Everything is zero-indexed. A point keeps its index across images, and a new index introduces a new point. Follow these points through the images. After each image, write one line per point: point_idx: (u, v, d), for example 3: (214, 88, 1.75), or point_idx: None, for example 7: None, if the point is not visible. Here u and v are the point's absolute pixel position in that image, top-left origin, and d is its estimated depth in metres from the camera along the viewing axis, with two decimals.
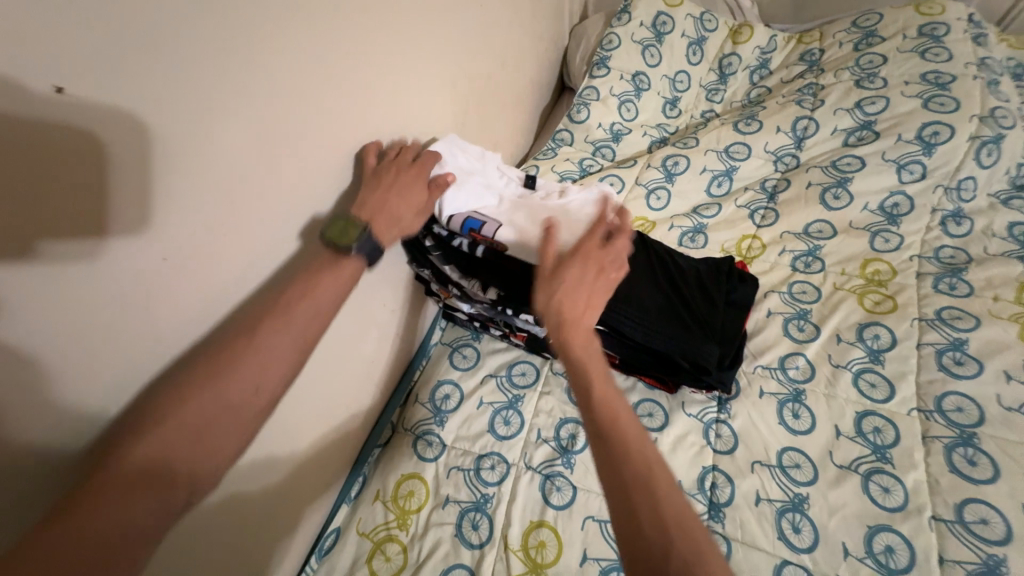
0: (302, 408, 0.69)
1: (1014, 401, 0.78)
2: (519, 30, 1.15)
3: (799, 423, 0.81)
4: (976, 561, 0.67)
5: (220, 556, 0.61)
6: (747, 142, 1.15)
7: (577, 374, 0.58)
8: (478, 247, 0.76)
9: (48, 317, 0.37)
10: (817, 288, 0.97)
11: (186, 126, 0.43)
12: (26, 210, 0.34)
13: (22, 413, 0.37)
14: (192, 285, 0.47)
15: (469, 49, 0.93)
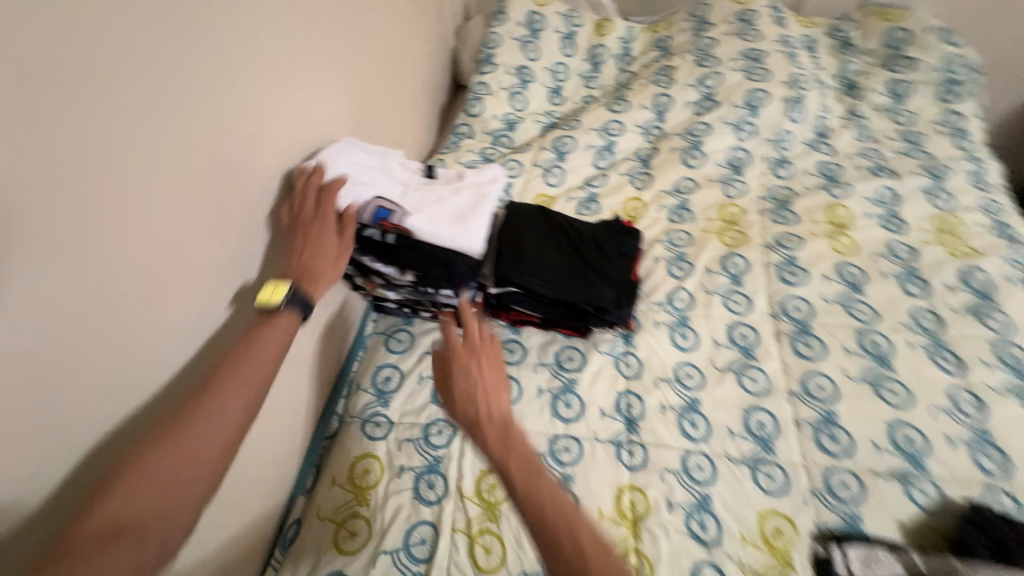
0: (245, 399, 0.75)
1: (831, 295, 1.02)
2: (405, 34, 1.23)
3: (687, 341, 1.00)
4: (817, 416, 0.89)
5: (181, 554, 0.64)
6: (620, 119, 1.34)
7: (505, 470, 0.62)
8: (389, 234, 0.80)
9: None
10: (689, 234, 1.17)
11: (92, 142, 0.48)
12: None
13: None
14: (107, 295, 0.52)
15: (359, 55, 0.99)
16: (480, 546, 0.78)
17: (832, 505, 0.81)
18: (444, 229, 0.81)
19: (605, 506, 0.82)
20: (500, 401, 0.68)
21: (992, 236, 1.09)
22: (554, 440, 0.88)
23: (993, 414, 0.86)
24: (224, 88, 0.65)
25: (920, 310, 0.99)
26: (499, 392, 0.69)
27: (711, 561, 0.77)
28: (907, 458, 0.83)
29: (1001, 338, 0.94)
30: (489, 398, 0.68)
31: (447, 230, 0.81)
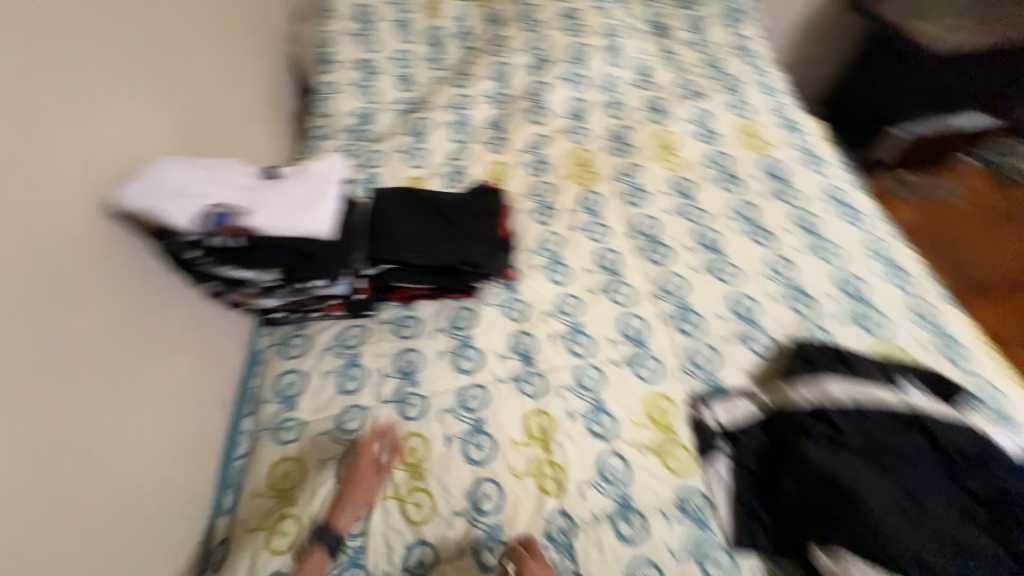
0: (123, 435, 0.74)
1: (670, 207, 1.20)
2: (242, 48, 1.23)
3: (562, 277, 1.11)
4: (674, 308, 1.04)
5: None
6: (467, 94, 1.44)
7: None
8: (239, 236, 0.79)
9: None
10: (549, 182, 1.30)
11: None
12: None
13: None
14: None
15: (194, 71, 0.99)
16: (410, 503, 0.83)
17: (697, 375, 0.97)
18: (286, 219, 0.81)
19: (516, 434, 0.90)
20: None
21: (784, 131, 1.32)
22: (461, 393, 0.95)
23: (800, 269, 1.06)
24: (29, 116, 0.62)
25: (739, 203, 1.18)
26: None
27: (613, 451, 0.89)
28: (745, 321, 1.01)
29: (798, 210, 1.16)
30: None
31: (293, 220, 0.81)
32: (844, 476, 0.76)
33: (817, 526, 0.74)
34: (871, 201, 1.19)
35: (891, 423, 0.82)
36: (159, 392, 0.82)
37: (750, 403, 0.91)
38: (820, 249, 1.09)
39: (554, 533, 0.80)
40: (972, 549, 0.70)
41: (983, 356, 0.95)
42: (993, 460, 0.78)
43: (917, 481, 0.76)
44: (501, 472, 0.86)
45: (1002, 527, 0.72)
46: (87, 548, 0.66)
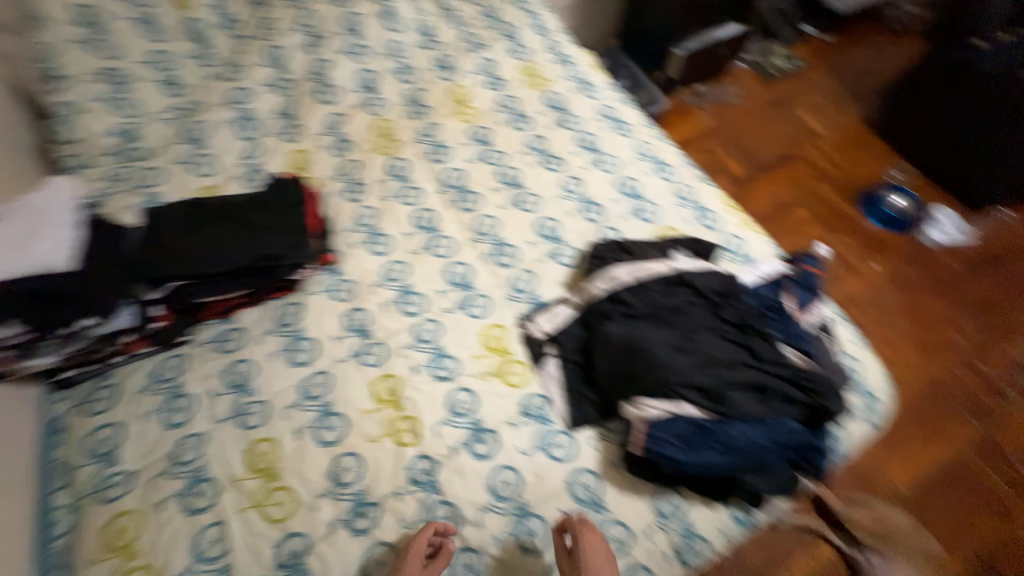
0: None
1: (472, 156, 1.27)
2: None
3: (383, 247, 1.13)
4: (490, 246, 1.13)
5: None
6: (243, 86, 1.34)
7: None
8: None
9: None
10: (355, 159, 1.28)
11: None
12: None
13: None
14: None
15: None
16: (271, 504, 0.83)
17: (521, 298, 1.07)
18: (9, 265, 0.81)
19: (365, 404, 0.93)
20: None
21: (559, 65, 1.46)
22: (303, 385, 0.94)
23: (587, 183, 1.22)
24: None
25: (531, 138, 1.30)
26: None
27: (459, 386, 0.96)
28: (552, 240, 1.14)
29: (578, 133, 1.30)
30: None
31: (19, 257, 0.82)
32: (632, 338, 0.94)
33: (621, 384, 0.91)
34: (637, 112, 1.38)
35: (666, 287, 1.01)
36: None
37: (567, 306, 1.04)
38: (600, 162, 1.25)
39: (419, 476, 0.86)
40: (725, 360, 0.90)
41: (729, 216, 1.19)
42: (735, 292, 1.00)
43: (686, 325, 0.96)
44: (357, 442, 0.89)
45: (749, 339, 0.94)
46: None
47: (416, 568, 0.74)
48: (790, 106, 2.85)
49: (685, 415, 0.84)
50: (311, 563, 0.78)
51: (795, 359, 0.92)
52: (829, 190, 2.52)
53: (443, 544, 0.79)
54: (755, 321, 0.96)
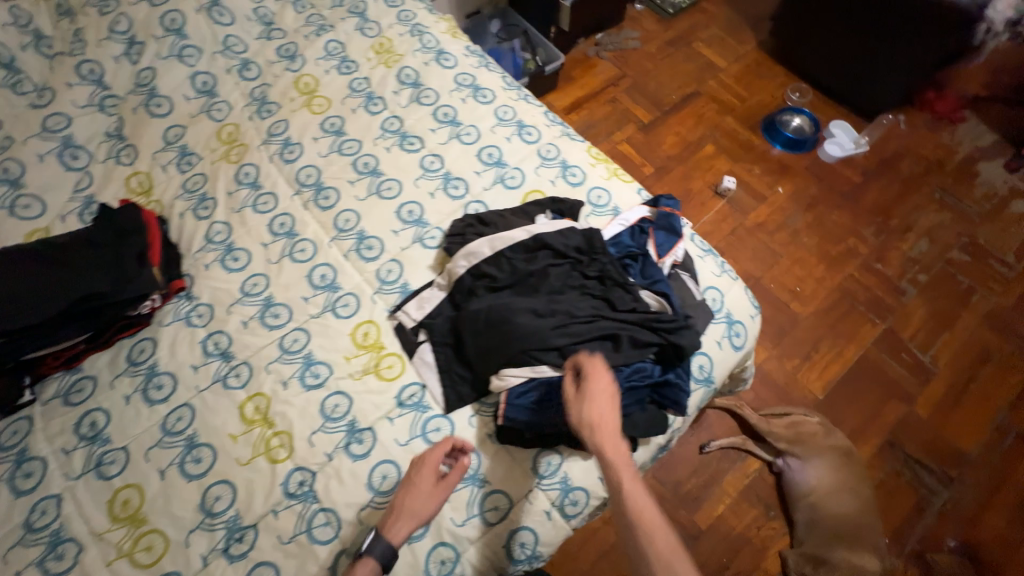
0: None
1: (326, 148, 1.20)
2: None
3: (239, 262, 1.07)
4: (353, 241, 1.09)
5: None
6: (59, 111, 1.21)
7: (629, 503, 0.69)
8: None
9: None
10: (202, 172, 1.19)
11: None
12: None
13: None
14: None
15: None
16: (141, 549, 0.80)
17: (389, 290, 1.04)
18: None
19: (234, 429, 0.90)
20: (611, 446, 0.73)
21: (411, 37, 1.38)
22: (163, 422, 0.90)
23: (446, 158, 1.18)
24: None
25: (386, 120, 1.24)
26: (612, 428, 0.74)
27: (333, 392, 0.94)
28: (415, 224, 1.10)
29: (435, 107, 1.25)
30: (607, 435, 0.74)
31: None
32: (494, 311, 0.93)
33: (486, 359, 0.90)
34: (497, 76, 1.33)
35: (527, 254, 1.00)
36: None
37: (435, 289, 1.02)
38: (460, 134, 1.21)
39: (294, 489, 0.85)
40: (583, 318, 0.90)
41: (594, 169, 1.19)
42: (597, 246, 0.99)
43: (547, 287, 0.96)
44: (227, 469, 0.86)
45: (609, 291, 0.95)
46: None
47: (429, 482, 0.80)
48: (689, 43, 2.84)
49: (542, 379, 0.87)
50: None
51: (652, 302, 0.94)
52: (733, 123, 2.53)
53: (459, 460, 0.84)
54: (614, 273, 0.96)
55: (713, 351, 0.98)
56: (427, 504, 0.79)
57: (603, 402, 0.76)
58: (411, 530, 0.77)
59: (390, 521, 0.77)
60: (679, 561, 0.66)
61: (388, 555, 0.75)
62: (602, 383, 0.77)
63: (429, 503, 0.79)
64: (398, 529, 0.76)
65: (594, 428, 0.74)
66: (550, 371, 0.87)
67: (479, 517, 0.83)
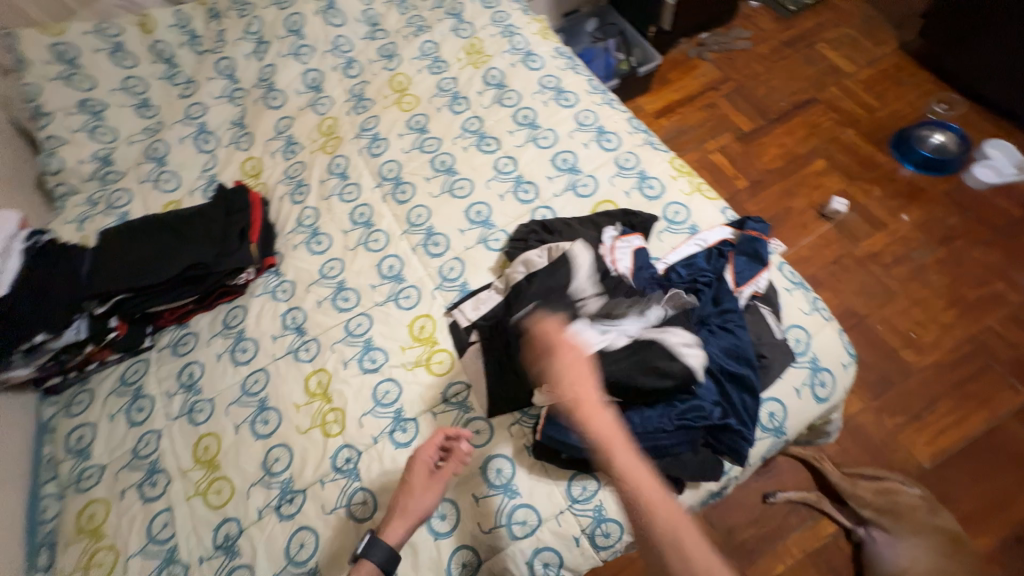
0: None
1: (409, 145, 1.25)
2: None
3: (322, 246, 1.16)
4: (422, 235, 1.13)
5: None
6: (200, 100, 1.40)
7: (605, 451, 0.65)
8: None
9: None
10: (301, 161, 1.31)
11: None
12: None
13: None
14: None
15: None
16: (212, 492, 0.91)
17: (449, 287, 1.07)
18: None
19: (298, 398, 0.98)
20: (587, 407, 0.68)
21: (502, 38, 1.39)
22: (244, 382, 1.01)
23: (520, 161, 1.17)
24: None
25: (467, 120, 1.26)
26: (584, 386, 0.70)
27: (386, 378, 0.99)
28: (482, 225, 1.11)
29: (516, 109, 1.25)
30: (584, 407, 0.68)
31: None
32: (525, 323, 0.83)
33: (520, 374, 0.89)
34: (583, 79, 1.30)
35: (576, 265, 0.93)
36: None
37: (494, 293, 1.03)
38: (536, 138, 1.19)
39: (341, 464, 0.91)
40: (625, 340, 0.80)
41: (674, 183, 1.11)
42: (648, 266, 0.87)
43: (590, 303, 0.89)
44: (288, 434, 0.95)
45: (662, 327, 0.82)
46: None
47: (420, 477, 0.82)
48: (809, 43, 2.53)
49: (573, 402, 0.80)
50: (242, 545, 0.86)
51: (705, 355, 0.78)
52: (853, 136, 2.22)
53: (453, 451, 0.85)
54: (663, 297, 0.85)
55: (790, 400, 0.87)
56: (423, 499, 0.80)
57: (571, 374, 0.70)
58: (411, 525, 0.79)
59: (387, 521, 0.79)
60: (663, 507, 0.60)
61: (387, 557, 0.75)
62: (569, 356, 0.72)
63: (423, 499, 0.80)
64: (394, 527, 0.78)
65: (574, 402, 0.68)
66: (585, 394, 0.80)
67: (509, 533, 0.82)
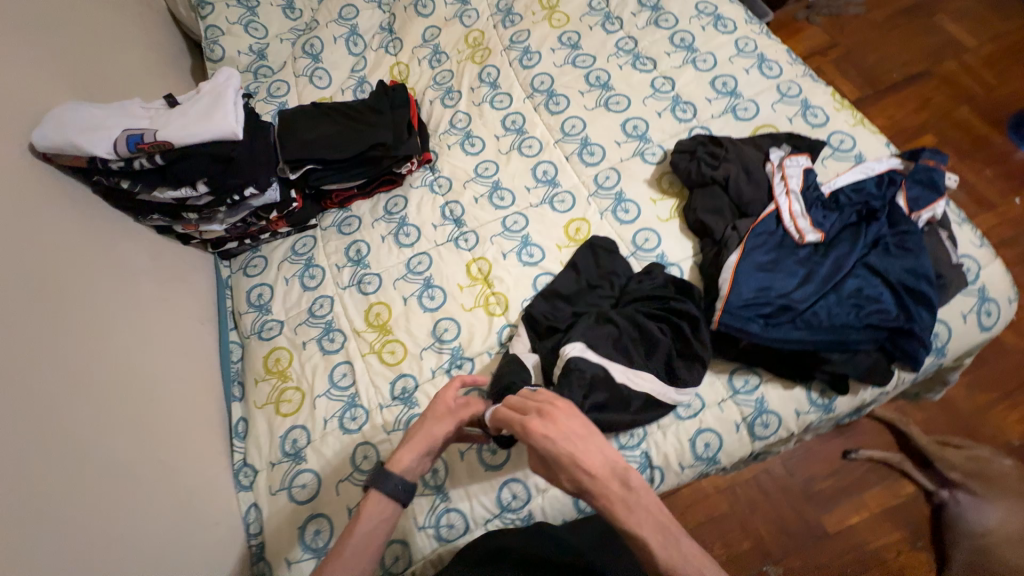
0: (177, 372, 0.93)
1: (562, 60, 1.26)
2: (110, 5, 1.20)
3: (475, 148, 1.19)
4: (577, 145, 1.15)
5: (159, 456, 0.81)
6: (351, 3, 1.44)
7: (633, 529, 0.61)
8: (155, 155, 0.91)
9: (70, 347, 0.75)
10: (449, 69, 1.33)
11: (52, 233, 0.82)
12: (47, 289, 0.76)
13: (86, 391, 0.74)
14: (103, 328, 0.82)
15: (73, 47, 1.02)
16: (386, 352, 0.99)
17: (604, 195, 1.09)
18: (197, 129, 0.91)
19: (461, 280, 1.04)
20: (584, 453, 0.65)
21: None
22: (408, 262, 1.08)
23: (677, 82, 1.18)
24: (127, 232, 0.98)
25: (621, 40, 1.26)
26: (590, 452, 0.65)
27: (544, 272, 1.03)
28: (638, 139, 1.14)
29: (673, 32, 1.24)
30: (573, 456, 0.65)
31: (198, 126, 0.91)
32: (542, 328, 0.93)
33: (539, 360, 0.91)
34: (740, 8, 1.28)
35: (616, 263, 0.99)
36: (192, 336, 1.00)
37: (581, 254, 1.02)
38: (695, 60, 1.20)
39: (506, 341, 0.98)
40: (628, 342, 0.86)
41: (838, 114, 1.10)
42: (654, 264, 0.97)
43: (604, 301, 0.96)
44: (454, 310, 1.01)
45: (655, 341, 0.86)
46: (174, 437, 0.85)
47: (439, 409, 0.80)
48: (929, 13, 2.38)
49: (587, 374, 0.81)
50: (418, 397, 0.94)
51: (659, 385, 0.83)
52: (968, 113, 2.09)
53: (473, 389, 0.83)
54: (665, 292, 0.91)
55: (955, 323, 0.89)
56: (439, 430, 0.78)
57: (569, 446, 0.66)
58: (422, 455, 0.77)
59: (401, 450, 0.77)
60: (676, 542, 0.59)
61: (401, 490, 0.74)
62: (565, 422, 0.68)
63: (438, 429, 0.78)
64: (402, 456, 0.76)
65: (562, 457, 0.65)
66: (597, 373, 0.82)
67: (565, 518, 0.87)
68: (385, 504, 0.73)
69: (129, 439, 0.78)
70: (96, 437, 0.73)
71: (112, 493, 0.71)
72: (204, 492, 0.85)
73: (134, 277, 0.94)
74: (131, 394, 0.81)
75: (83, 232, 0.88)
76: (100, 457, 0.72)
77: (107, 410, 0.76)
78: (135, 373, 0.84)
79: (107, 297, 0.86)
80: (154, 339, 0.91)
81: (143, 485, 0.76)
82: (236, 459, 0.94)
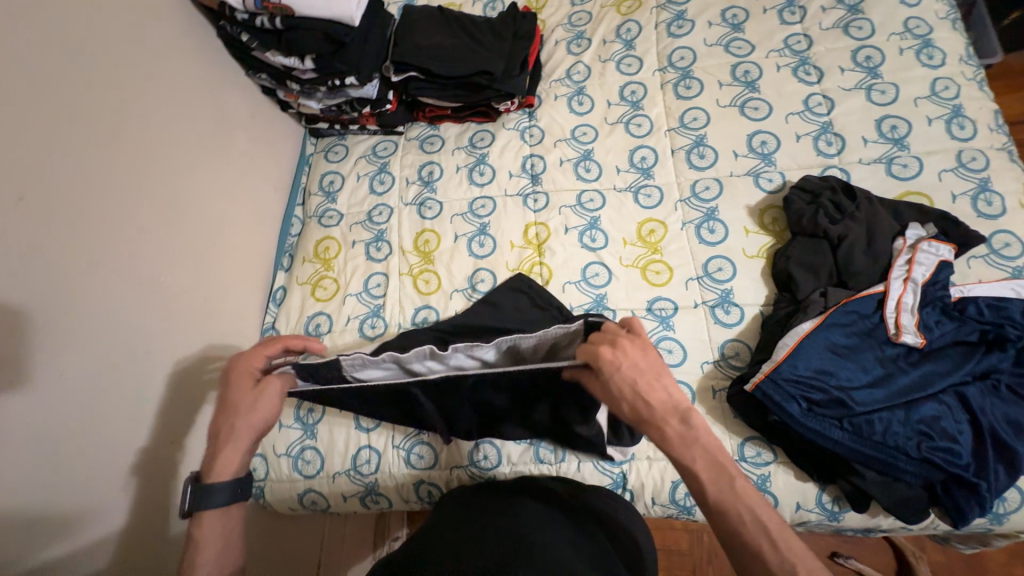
0: (242, 226, 1.01)
1: (715, 38, 1.10)
2: None
3: (582, 107, 1.10)
4: (689, 142, 1.03)
5: (206, 295, 0.90)
6: None
7: (688, 464, 0.58)
8: (275, 18, 0.93)
9: (162, 176, 0.83)
10: (589, 11, 1.21)
11: (177, 70, 0.88)
12: (155, 118, 0.83)
13: (163, 218, 0.83)
14: (193, 169, 0.90)
15: None
16: (421, 280, 1.01)
17: (696, 205, 0.98)
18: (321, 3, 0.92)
19: (515, 238, 1.01)
20: (648, 385, 0.62)
21: None
22: (472, 202, 1.05)
23: (837, 107, 1.00)
24: (239, 84, 1.03)
25: (794, 36, 1.07)
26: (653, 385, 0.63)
27: (598, 261, 0.98)
28: (761, 158, 0.99)
29: (860, 45, 1.03)
30: (634, 389, 0.62)
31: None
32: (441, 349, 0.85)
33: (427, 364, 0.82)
34: (963, 40, 1.02)
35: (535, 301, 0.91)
36: (265, 199, 1.07)
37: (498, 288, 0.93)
38: (871, 89, 1.00)
39: None
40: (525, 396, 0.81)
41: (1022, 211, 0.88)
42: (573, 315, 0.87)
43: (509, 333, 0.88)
44: (497, 264, 1.00)
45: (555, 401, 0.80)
46: (222, 283, 0.94)
47: (244, 390, 0.72)
48: None
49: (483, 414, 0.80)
50: None
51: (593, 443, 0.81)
52: None
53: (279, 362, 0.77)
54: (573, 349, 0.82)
55: None
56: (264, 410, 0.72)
57: (635, 375, 0.63)
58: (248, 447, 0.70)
59: (212, 460, 0.69)
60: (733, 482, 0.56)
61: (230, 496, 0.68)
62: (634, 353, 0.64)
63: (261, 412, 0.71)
64: (219, 464, 0.68)
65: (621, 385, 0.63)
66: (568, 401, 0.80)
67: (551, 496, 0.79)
68: (217, 518, 0.67)
69: (186, 272, 0.87)
70: (160, 261, 0.82)
71: (160, 312, 0.81)
72: (233, 339, 0.95)
73: (232, 130, 1.00)
74: (200, 233, 0.90)
75: (201, 73, 0.94)
76: (160, 279, 0.81)
77: (176, 241, 0.85)
78: (208, 216, 0.92)
79: (204, 141, 0.93)
80: (233, 191, 0.99)
81: (186, 314, 0.86)
82: (266, 320, 1.03)
